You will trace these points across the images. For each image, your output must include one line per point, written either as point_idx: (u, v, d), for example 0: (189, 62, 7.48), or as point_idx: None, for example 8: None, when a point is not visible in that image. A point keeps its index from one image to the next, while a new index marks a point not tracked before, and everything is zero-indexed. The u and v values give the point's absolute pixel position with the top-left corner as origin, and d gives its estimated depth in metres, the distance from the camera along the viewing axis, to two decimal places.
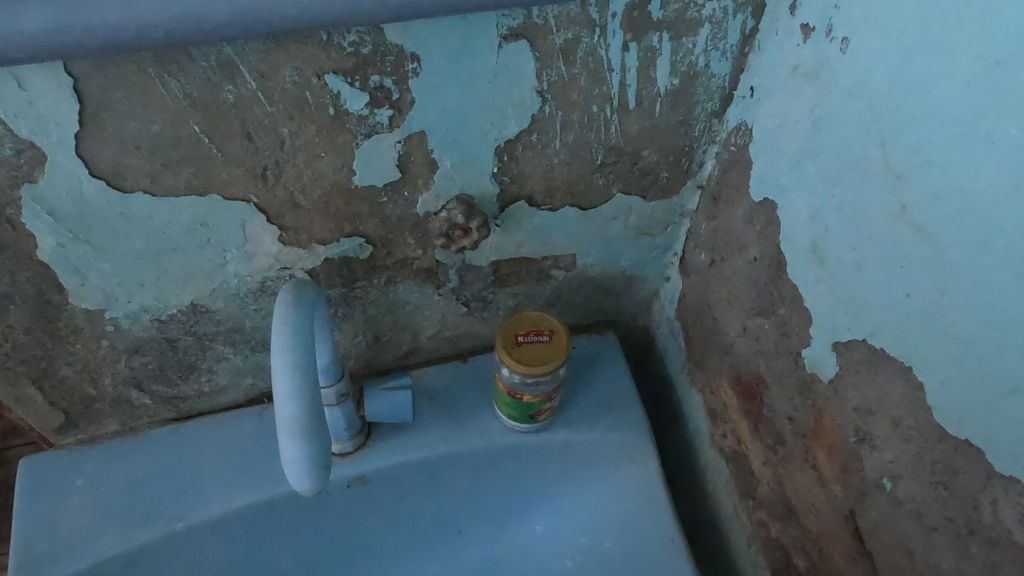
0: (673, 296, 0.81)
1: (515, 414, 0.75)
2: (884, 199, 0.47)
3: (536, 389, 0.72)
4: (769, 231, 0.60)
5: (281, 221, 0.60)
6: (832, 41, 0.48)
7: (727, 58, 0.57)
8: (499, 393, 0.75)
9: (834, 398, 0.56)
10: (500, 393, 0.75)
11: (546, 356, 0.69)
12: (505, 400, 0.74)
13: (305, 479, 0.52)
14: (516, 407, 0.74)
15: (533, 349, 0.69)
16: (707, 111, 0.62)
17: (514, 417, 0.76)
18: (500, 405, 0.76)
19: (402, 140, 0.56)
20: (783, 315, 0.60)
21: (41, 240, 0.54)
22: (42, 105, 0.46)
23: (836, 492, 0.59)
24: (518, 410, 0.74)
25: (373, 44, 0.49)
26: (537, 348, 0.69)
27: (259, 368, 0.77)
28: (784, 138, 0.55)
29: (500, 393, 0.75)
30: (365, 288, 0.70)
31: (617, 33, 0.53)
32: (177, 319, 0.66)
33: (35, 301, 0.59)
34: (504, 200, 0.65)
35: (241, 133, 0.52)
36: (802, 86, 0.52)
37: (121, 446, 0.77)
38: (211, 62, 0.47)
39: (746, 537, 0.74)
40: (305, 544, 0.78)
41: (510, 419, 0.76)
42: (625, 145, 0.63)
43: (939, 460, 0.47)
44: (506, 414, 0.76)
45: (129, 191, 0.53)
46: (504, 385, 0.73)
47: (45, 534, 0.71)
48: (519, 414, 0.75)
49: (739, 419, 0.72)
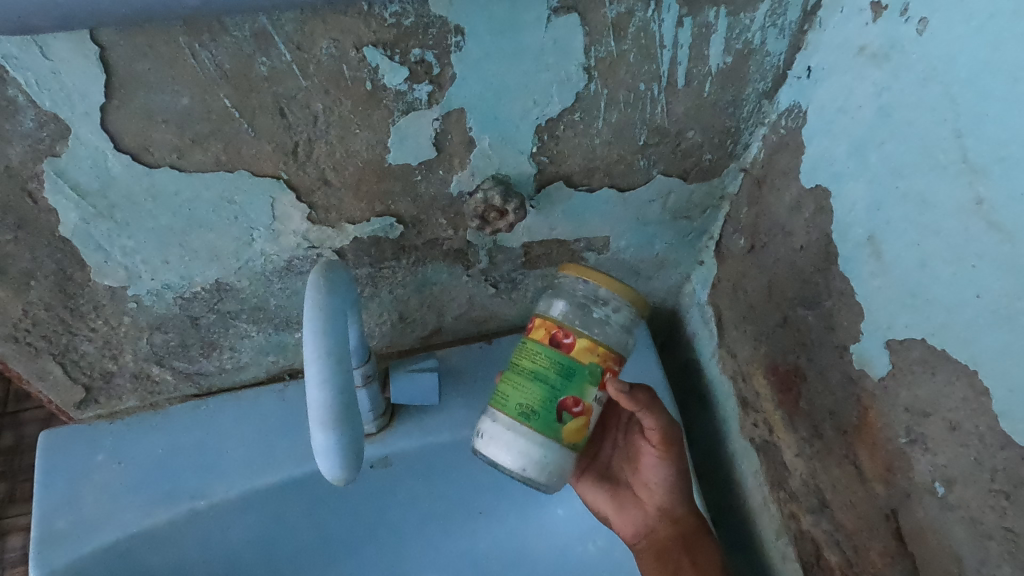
0: (706, 281, 0.78)
1: (530, 405, 0.57)
2: (957, 194, 0.44)
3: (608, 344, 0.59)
4: (819, 220, 0.57)
5: (311, 199, 0.57)
6: (908, 21, 0.45)
7: (785, 36, 0.55)
8: (518, 362, 0.59)
9: (883, 396, 0.54)
10: (524, 364, 0.58)
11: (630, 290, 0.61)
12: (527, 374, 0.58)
13: (336, 470, 0.50)
14: (536, 380, 0.57)
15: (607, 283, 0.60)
16: (757, 91, 0.59)
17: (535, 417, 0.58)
18: (508, 388, 0.59)
19: (440, 117, 0.53)
20: (830, 308, 0.58)
21: (64, 216, 0.52)
22: (66, 75, 0.43)
23: (878, 491, 0.57)
24: (535, 390, 0.57)
25: (415, 16, 0.46)
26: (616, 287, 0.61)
27: (283, 346, 0.75)
28: (844, 123, 0.52)
29: (521, 360, 0.59)
30: (393, 268, 0.68)
31: (672, 7, 0.50)
32: (201, 297, 0.64)
33: (56, 277, 0.57)
34: (542, 181, 0.62)
35: (274, 107, 0.49)
36: (869, 68, 0.49)
37: (143, 422, 0.75)
38: (244, 32, 0.44)
39: (775, 528, 0.71)
40: (327, 522, 0.78)
41: (506, 410, 0.58)
42: (669, 126, 0.60)
43: (1001, 469, 0.45)
44: (501, 401, 0.59)
45: (156, 166, 0.51)
46: (536, 328, 0.59)
47: (67, 510, 0.70)
48: (538, 396, 0.57)
49: (773, 409, 0.70)
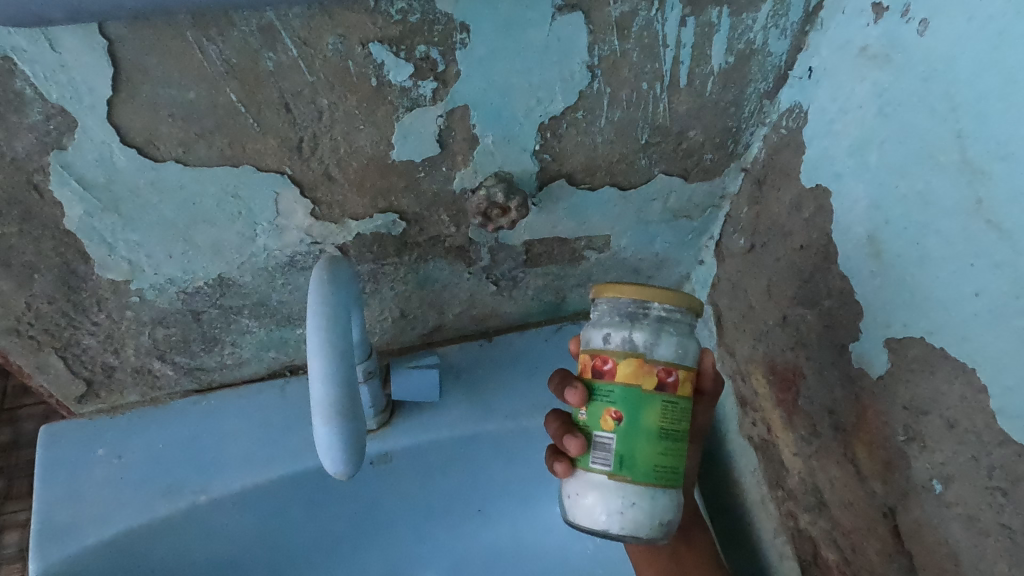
0: (706, 280, 0.79)
1: (682, 463, 0.54)
2: (956, 194, 0.45)
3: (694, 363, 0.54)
4: (819, 219, 0.58)
5: (314, 195, 0.57)
6: (909, 22, 0.46)
7: (787, 36, 0.55)
8: (675, 426, 0.52)
9: (881, 395, 0.54)
10: (673, 425, 0.52)
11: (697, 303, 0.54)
12: (677, 432, 0.52)
13: (339, 464, 0.50)
14: (687, 438, 0.55)
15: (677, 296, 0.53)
16: (759, 91, 0.59)
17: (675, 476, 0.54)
18: (669, 459, 0.52)
19: (444, 114, 0.53)
20: (829, 307, 0.58)
21: (69, 209, 0.52)
22: (73, 68, 0.44)
23: (875, 489, 0.57)
24: (684, 448, 0.55)
25: (421, 13, 0.46)
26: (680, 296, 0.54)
27: (284, 342, 0.75)
28: (845, 123, 0.53)
29: (677, 423, 0.52)
30: (395, 265, 0.68)
31: (675, 7, 0.51)
32: (203, 292, 0.64)
33: (60, 271, 0.57)
34: (544, 178, 0.62)
35: (280, 102, 0.49)
36: (870, 69, 0.50)
37: (143, 417, 0.75)
38: (251, 26, 0.44)
39: (772, 526, 0.72)
40: (327, 518, 0.78)
41: (679, 483, 0.54)
42: (671, 125, 0.60)
43: (998, 466, 0.45)
44: (672, 476, 0.53)
45: (161, 159, 0.51)
46: (680, 383, 0.51)
47: (67, 504, 0.70)
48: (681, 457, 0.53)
49: (771, 408, 0.70)
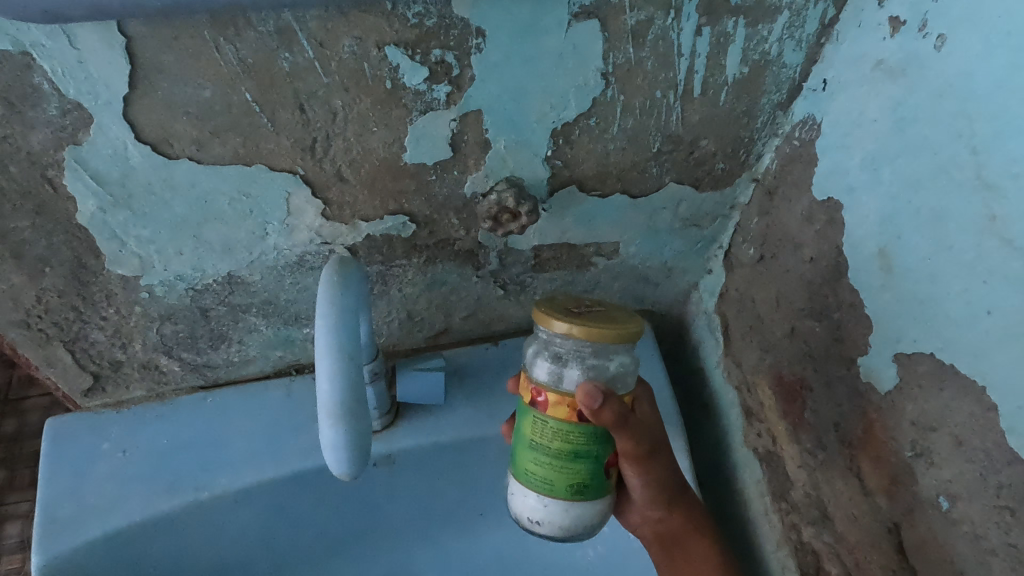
0: (713, 290, 0.79)
1: (566, 482, 0.52)
2: (970, 211, 0.44)
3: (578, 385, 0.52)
4: (830, 232, 0.58)
5: (326, 195, 0.58)
6: (926, 37, 0.46)
7: (802, 48, 0.55)
8: (548, 443, 0.51)
9: (889, 409, 0.54)
10: (546, 441, 0.51)
11: (624, 337, 0.50)
12: (554, 450, 0.51)
13: (343, 465, 0.50)
14: (582, 459, 0.51)
15: (612, 321, 0.51)
16: (772, 102, 0.59)
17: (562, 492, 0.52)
18: (540, 470, 0.52)
19: (457, 118, 0.54)
20: (838, 320, 0.58)
21: (82, 204, 0.53)
22: (91, 64, 0.44)
23: (880, 504, 0.57)
24: (583, 468, 0.52)
25: (438, 17, 0.46)
26: (616, 321, 0.51)
27: (290, 341, 0.75)
28: (858, 136, 0.53)
29: (548, 439, 0.51)
30: (403, 267, 0.68)
31: (691, 16, 0.51)
32: (212, 289, 0.65)
33: (72, 265, 0.58)
34: (555, 184, 0.62)
35: (294, 103, 0.49)
36: (885, 83, 0.50)
37: (149, 412, 0.76)
38: (269, 27, 0.45)
39: (775, 539, 0.71)
40: (329, 517, 0.78)
41: (558, 495, 0.52)
42: (683, 134, 0.60)
43: (1006, 485, 0.45)
44: (544, 486, 0.52)
45: (175, 157, 0.51)
46: (547, 406, 0.50)
47: (70, 498, 0.70)
48: (567, 475, 0.51)
49: (777, 420, 0.69)
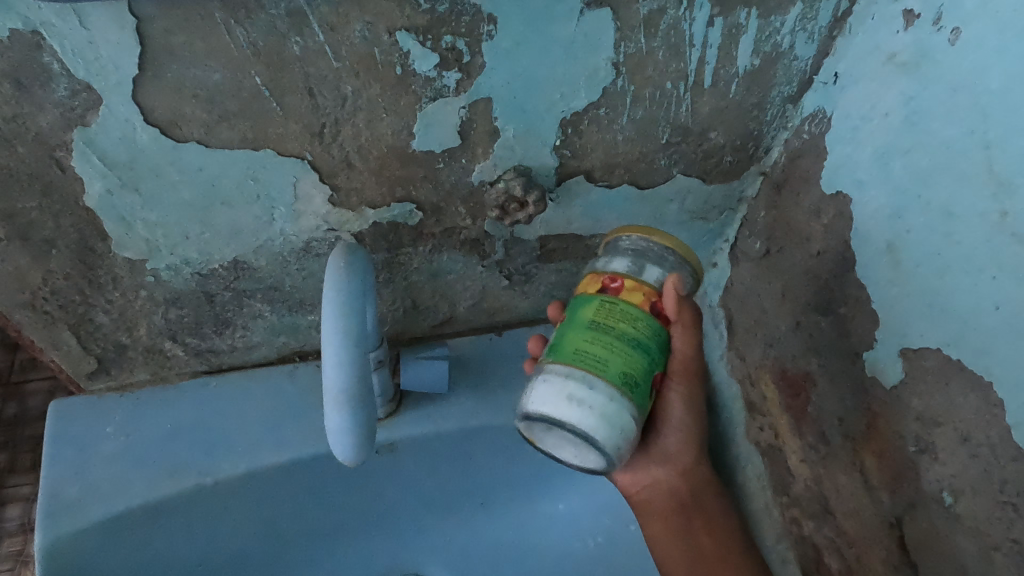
0: (718, 283, 0.78)
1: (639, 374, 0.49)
2: (980, 206, 0.44)
3: (659, 284, 0.53)
4: (838, 226, 0.57)
5: (333, 181, 0.57)
6: (940, 32, 0.45)
7: (814, 40, 0.55)
8: (614, 325, 0.49)
9: (894, 404, 0.54)
10: (612, 322, 0.49)
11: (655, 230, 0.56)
12: (619, 331, 0.49)
13: (348, 450, 0.51)
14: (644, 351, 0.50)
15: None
16: (783, 94, 0.59)
17: (635, 391, 0.49)
18: (596, 350, 0.48)
19: (467, 106, 0.53)
20: (844, 315, 0.58)
21: (89, 185, 0.52)
22: (101, 45, 0.44)
23: (882, 499, 0.57)
24: (643, 363, 0.49)
25: (449, 3, 0.46)
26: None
27: (295, 328, 0.75)
28: (869, 130, 0.53)
29: (614, 320, 0.49)
30: (409, 255, 0.68)
31: (704, 6, 0.50)
32: (217, 275, 0.65)
33: (78, 247, 0.58)
34: (563, 174, 0.62)
35: (304, 88, 0.49)
36: (897, 77, 0.49)
37: (153, 396, 0.76)
38: (280, 10, 0.44)
39: (776, 532, 0.71)
40: (332, 504, 0.79)
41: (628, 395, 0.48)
42: (692, 126, 0.60)
43: (1011, 481, 0.45)
44: (595, 366, 0.48)
45: (183, 140, 0.51)
46: (622, 289, 0.51)
47: (75, 481, 0.70)
48: (642, 367, 0.49)
49: (780, 414, 0.69)
